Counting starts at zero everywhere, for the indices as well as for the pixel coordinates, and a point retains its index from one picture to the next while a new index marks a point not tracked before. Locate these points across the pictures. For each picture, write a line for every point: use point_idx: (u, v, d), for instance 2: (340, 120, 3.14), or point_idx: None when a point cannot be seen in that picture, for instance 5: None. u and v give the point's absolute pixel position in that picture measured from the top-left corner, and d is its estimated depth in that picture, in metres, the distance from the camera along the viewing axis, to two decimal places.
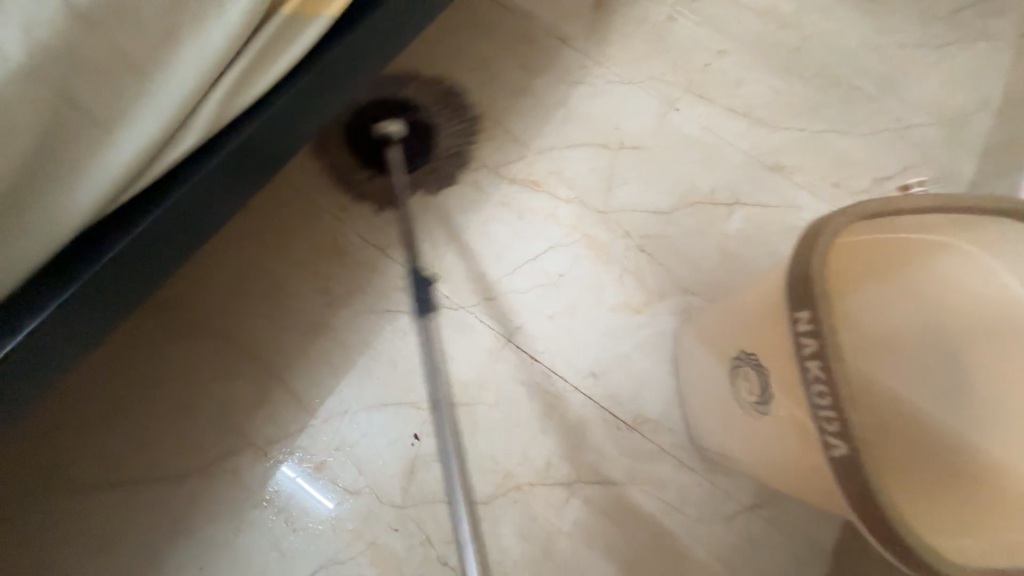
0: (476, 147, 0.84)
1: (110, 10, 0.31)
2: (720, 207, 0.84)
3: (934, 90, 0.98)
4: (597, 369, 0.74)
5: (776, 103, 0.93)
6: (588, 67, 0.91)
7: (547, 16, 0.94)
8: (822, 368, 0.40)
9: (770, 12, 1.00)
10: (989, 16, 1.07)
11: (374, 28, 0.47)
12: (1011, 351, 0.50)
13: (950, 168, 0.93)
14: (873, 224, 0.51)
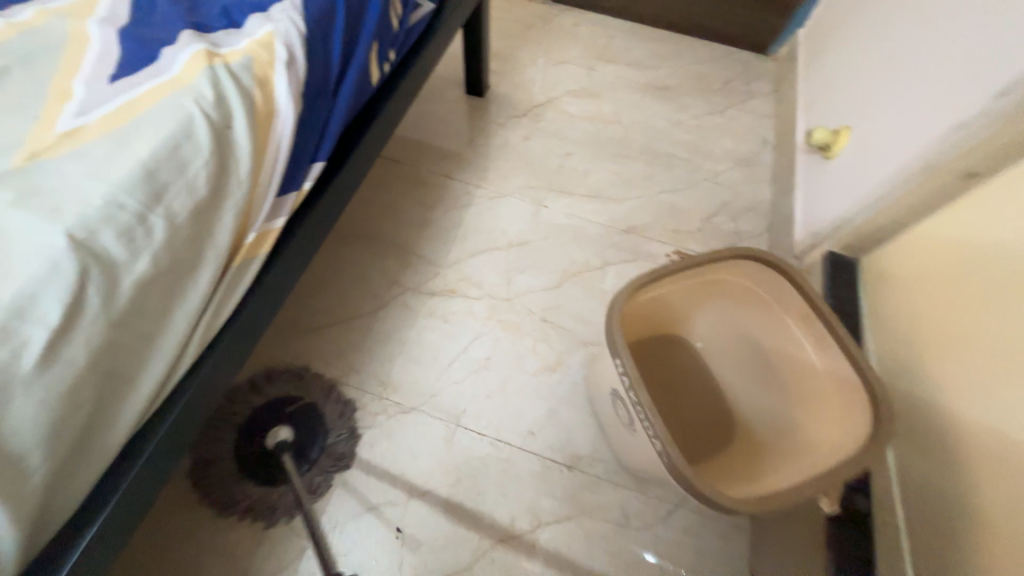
0: (398, 276, 1.05)
1: (133, 309, 0.46)
2: (596, 271, 1.09)
3: (727, 143, 1.33)
4: (534, 427, 0.91)
5: (617, 182, 1.23)
6: (472, 192, 1.18)
7: (432, 162, 1.22)
8: (634, 393, 0.62)
9: (595, 118, 1.34)
10: (751, 80, 1.47)
11: (298, 242, 0.68)
12: (782, 339, 0.74)
13: (756, 196, 1.23)
14: (657, 287, 0.76)
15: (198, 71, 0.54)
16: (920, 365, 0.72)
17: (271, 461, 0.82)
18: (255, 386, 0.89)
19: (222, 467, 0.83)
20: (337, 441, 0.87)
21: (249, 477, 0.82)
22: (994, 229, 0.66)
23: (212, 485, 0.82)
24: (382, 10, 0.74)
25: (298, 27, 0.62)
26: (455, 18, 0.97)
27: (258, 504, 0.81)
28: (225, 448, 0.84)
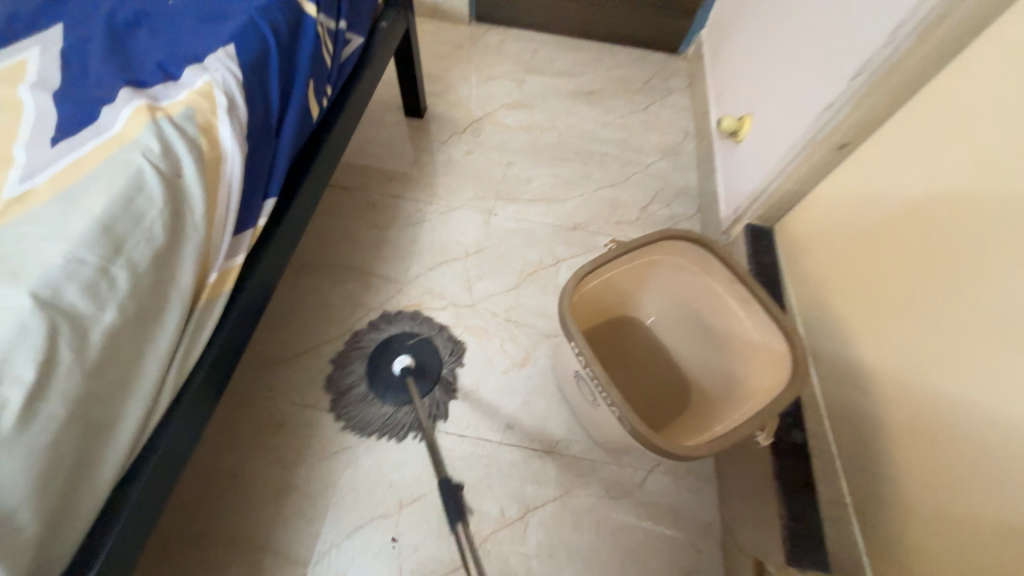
0: (363, 298, 1.08)
1: (106, 359, 0.48)
2: (550, 268, 1.16)
3: (653, 137, 1.45)
4: (511, 421, 0.96)
5: (559, 184, 1.32)
6: (423, 208, 1.23)
7: (381, 185, 1.26)
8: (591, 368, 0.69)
9: (531, 127, 1.43)
10: (666, 78, 1.61)
11: (259, 277, 0.71)
12: (714, 304, 0.84)
13: (684, 182, 1.35)
14: (600, 274, 0.84)
15: (141, 126, 0.56)
16: (832, 312, 0.83)
17: (398, 383, 0.94)
18: (376, 327, 1.03)
19: (352, 392, 0.96)
20: (451, 373, 1.00)
21: (376, 399, 0.94)
22: (871, 187, 0.79)
23: (345, 409, 0.94)
24: (315, 49, 0.78)
25: (234, 73, 0.65)
26: (385, 47, 1.02)
27: (383, 423, 0.93)
28: (354, 375, 0.97)
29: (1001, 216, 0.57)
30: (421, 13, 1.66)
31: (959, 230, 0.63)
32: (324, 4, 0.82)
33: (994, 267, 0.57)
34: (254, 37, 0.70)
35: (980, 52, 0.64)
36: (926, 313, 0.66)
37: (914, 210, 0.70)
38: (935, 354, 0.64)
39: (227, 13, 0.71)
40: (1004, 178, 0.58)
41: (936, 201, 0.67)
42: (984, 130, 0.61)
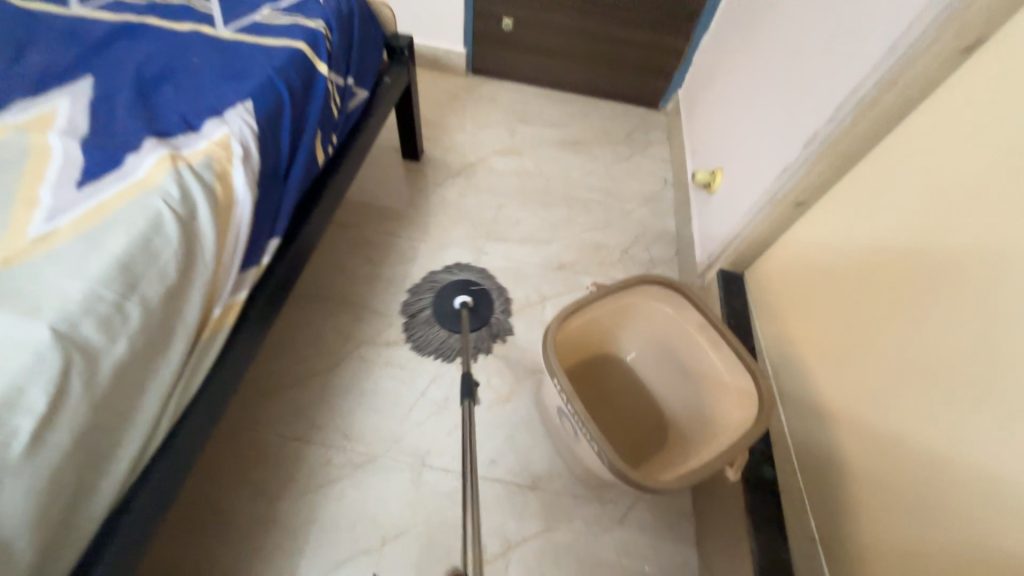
0: (354, 331, 1.11)
1: (113, 390, 0.51)
2: (536, 306, 1.22)
3: (634, 184, 1.55)
4: (495, 456, 0.98)
5: (546, 226, 1.39)
6: (417, 246, 1.29)
7: (377, 223, 1.32)
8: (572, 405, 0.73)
9: (521, 172, 1.53)
10: (646, 131, 1.74)
11: (259, 313, 0.75)
12: (687, 346, 0.89)
13: (663, 227, 1.45)
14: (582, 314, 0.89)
15: (163, 172, 0.61)
16: (796, 354, 0.89)
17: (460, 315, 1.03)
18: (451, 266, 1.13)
19: (416, 315, 1.06)
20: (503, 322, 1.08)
21: (433, 325, 1.04)
22: (824, 239, 0.87)
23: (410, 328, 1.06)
24: (323, 104, 0.86)
25: (250, 126, 0.71)
26: (387, 99, 1.11)
27: (438, 345, 1.03)
28: (419, 302, 1.06)
29: (935, 270, 0.64)
30: (421, 65, 1.79)
31: (901, 278, 0.69)
32: (335, 63, 0.91)
33: (931, 315, 0.64)
34: (269, 93, 0.76)
35: (908, 131, 0.72)
36: (879, 356, 0.71)
37: (861, 261, 0.77)
38: (887, 394, 0.69)
39: (247, 71, 0.78)
40: (938, 236, 0.65)
41: (879, 251, 0.74)
42: (917, 195, 0.69)
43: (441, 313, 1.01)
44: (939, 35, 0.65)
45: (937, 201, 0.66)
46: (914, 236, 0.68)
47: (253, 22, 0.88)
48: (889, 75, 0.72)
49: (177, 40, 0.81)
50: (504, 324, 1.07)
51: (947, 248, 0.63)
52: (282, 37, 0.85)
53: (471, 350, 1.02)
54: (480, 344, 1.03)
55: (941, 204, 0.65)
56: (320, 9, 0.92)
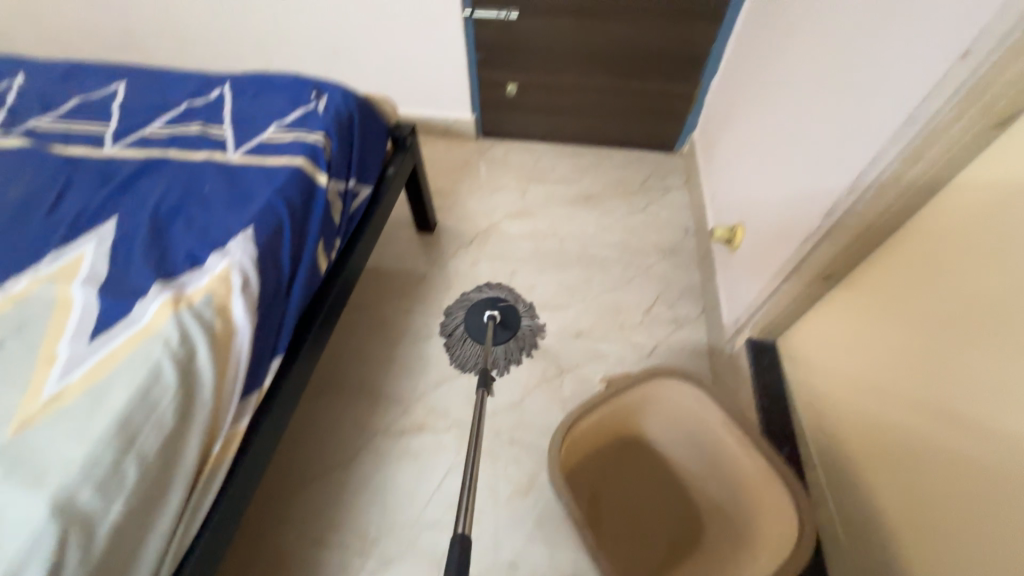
0: (369, 420, 1.11)
1: (109, 556, 0.52)
2: (554, 381, 1.17)
3: (652, 236, 1.49)
4: (515, 557, 0.93)
5: (561, 290, 1.36)
6: (431, 322, 1.29)
7: (392, 301, 1.34)
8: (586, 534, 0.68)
9: (533, 234, 1.51)
10: (662, 177, 1.68)
11: (264, 433, 0.75)
12: (718, 441, 0.80)
13: (686, 281, 1.37)
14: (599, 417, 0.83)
15: (165, 319, 0.64)
16: (843, 450, 0.80)
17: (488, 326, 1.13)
18: (480, 288, 1.29)
19: (452, 333, 1.20)
20: (530, 332, 1.20)
21: (466, 339, 1.16)
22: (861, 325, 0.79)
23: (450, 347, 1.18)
24: (323, 214, 0.89)
25: (249, 253, 0.74)
26: (392, 188, 1.14)
27: (473, 359, 1.13)
28: (455, 319, 1.21)
29: (1005, 369, 0.54)
30: (433, 134, 1.85)
31: (960, 376, 0.60)
32: (335, 170, 0.95)
33: (1008, 421, 0.53)
34: (271, 215, 0.80)
35: (951, 203, 0.63)
36: (950, 461, 0.61)
37: (914, 354, 0.68)
38: (969, 507, 0.58)
39: (251, 194, 0.83)
40: (991, 334, 0.57)
41: (935, 336, 0.64)
42: (961, 285, 0.61)
43: (473, 328, 1.13)
44: (962, 109, 0.56)
45: (991, 287, 0.57)
46: (978, 327, 0.58)
47: (260, 141, 0.94)
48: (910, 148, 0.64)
49: (192, 169, 0.88)
50: (530, 338, 1.18)
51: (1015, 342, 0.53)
52: (285, 154, 0.90)
53: (503, 362, 1.13)
54: (508, 354, 1.14)
55: (1005, 290, 0.55)
56: (320, 121, 0.97)
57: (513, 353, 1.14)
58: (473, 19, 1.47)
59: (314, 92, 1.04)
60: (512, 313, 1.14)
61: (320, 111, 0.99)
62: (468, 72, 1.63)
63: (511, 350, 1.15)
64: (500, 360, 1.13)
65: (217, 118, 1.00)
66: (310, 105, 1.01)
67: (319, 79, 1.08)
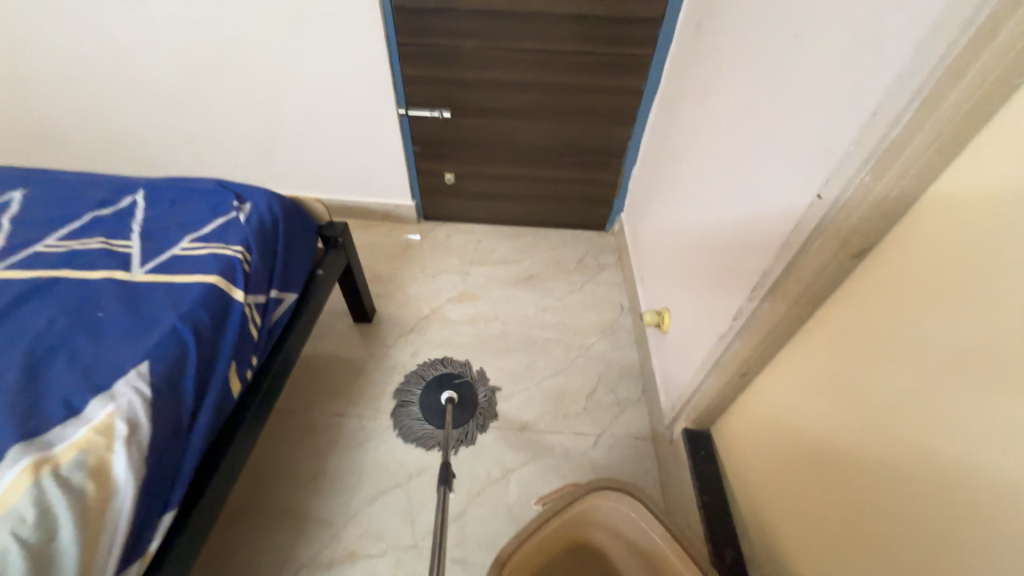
0: (293, 552, 1.01)
1: None
2: (498, 483, 1.12)
3: (591, 315, 1.54)
4: None
5: (504, 378, 1.34)
6: (366, 424, 1.21)
7: (324, 401, 1.26)
8: None
9: (474, 318, 1.51)
10: (598, 254, 1.77)
11: None
12: (650, 552, 0.79)
13: (626, 360, 1.40)
14: (541, 541, 0.79)
15: (21, 492, 0.55)
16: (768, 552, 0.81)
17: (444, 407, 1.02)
18: (437, 363, 1.26)
19: (406, 408, 1.19)
20: (487, 407, 1.23)
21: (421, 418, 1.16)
22: (769, 427, 0.82)
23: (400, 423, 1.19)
24: (238, 334, 0.83)
25: (142, 394, 0.67)
26: (321, 290, 1.10)
27: (424, 439, 1.16)
28: (410, 396, 1.20)
29: (884, 485, 0.58)
30: (374, 217, 1.86)
31: (849, 487, 0.63)
32: (254, 284, 0.91)
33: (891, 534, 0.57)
34: (171, 345, 0.74)
35: (825, 321, 0.68)
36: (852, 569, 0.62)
37: (809, 460, 0.71)
38: None
39: (152, 320, 0.77)
40: (866, 447, 0.60)
41: (850, 438, 0.63)
42: (842, 397, 0.65)
43: (428, 411, 1.01)
44: (822, 239, 0.61)
45: (893, 394, 0.56)
46: (858, 442, 0.62)
47: (171, 256, 0.89)
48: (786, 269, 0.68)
49: (83, 291, 0.81)
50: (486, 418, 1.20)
51: (910, 458, 0.54)
52: (196, 272, 0.85)
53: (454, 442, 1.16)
54: (463, 436, 1.16)
55: (876, 409, 0.59)
56: (240, 232, 0.94)
57: (467, 436, 1.17)
58: (408, 117, 1.54)
59: (235, 200, 1.01)
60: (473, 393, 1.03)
61: (242, 221, 0.96)
62: (406, 163, 1.68)
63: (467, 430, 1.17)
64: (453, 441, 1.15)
65: (125, 230, 0.94)
66: (230, 215, 0.97)
67: (242, 186, 1.06)
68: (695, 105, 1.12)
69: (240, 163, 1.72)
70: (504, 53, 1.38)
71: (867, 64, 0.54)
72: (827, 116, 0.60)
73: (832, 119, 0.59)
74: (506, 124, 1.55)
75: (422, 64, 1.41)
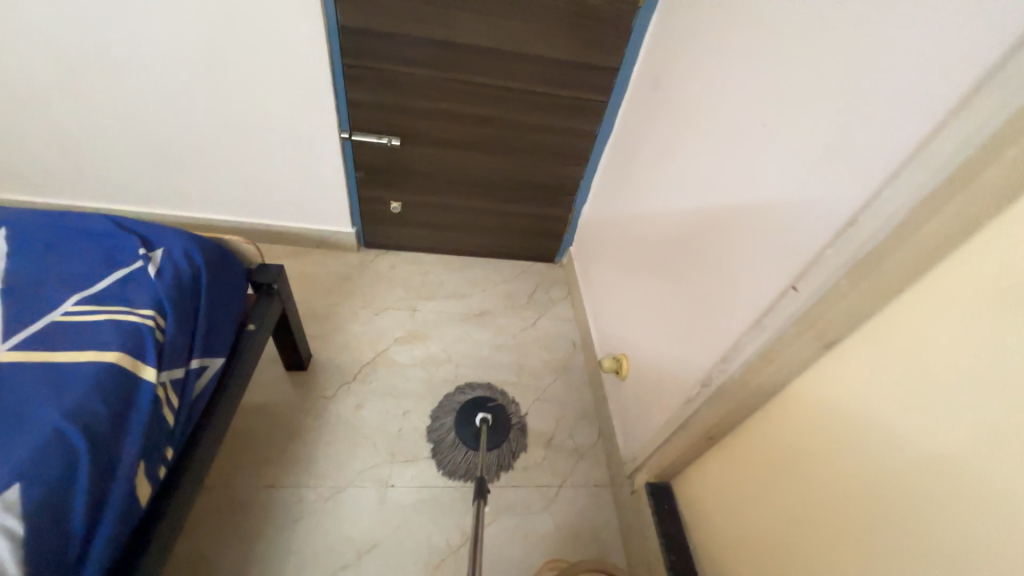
0: None
1: None
2: (456, 551, 1.06)
3: (545, 354, 1.52)
4: None
5: None
6: (304, 495, 1.09)
7: (253, 471, 1.11)
8: None
9: (425, 361, 1.41)
10: (549, 288, 1.77)
11: None
12: None
13: (581, 402, 1.40)
14: None
15: None
16: None
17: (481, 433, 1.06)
18: (464, 388, 1.24)
19: (442, 438, 1.16)
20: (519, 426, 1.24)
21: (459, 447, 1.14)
22: (731, 487, 0.85)
23: (437, 452, 1.16)
24: (147, 423, 0.67)
25: (14, 535, 0.52)
26: (254, 348, 0.95)
27: (463, 466, 1.14)
28: (444, 426, 1.17)
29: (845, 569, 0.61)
30: (307, 244, 1.68)
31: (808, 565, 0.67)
32: (170, 354, 0.74)
33: None
34: (56, 457, 0.58)
35: (789, 399, 0.71)
36: None
37: (770, 530, 0.75)
38: None
39: (25, 419, 0.60)
40: (829, 529, 0.64)
41: (806, 519, 0.68)
42: (805, 476, 0.68)
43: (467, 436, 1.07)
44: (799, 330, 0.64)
45: (859, 479, 0.59)
46: (822, 523, 0.65)
47: (49, 323, 0.70)
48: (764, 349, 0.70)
49: None
50: (520, 439, 1.22)
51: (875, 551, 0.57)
52: (90, 345, 0.68)
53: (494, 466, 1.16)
54: (500, 460, 1.17)
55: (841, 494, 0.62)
56: (150, 290, 0.77)
57: (504, 457, 1.18)
58: (351, 142, 1.41)
59: (140, 246, 0.82)
60: (505, 415, 1.08)
61: (151, 275, 0.79)
62: (347, 189, 1.54)
63: (502, 453, 1.18)
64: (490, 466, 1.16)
65: None
66: (136, 265, 0.80)
67: (148, 227, 0.87)
68: (652, 161, 1.16)
69: (141, 178, 1.46)
70: (461, 86, 1.31)
71: (847, 176, 0.58)
72: (805, 213, 0.64)
73: (811, 219, 0.63)
74: (460, 156, 1.48)
75: (370, 89, 1.30)
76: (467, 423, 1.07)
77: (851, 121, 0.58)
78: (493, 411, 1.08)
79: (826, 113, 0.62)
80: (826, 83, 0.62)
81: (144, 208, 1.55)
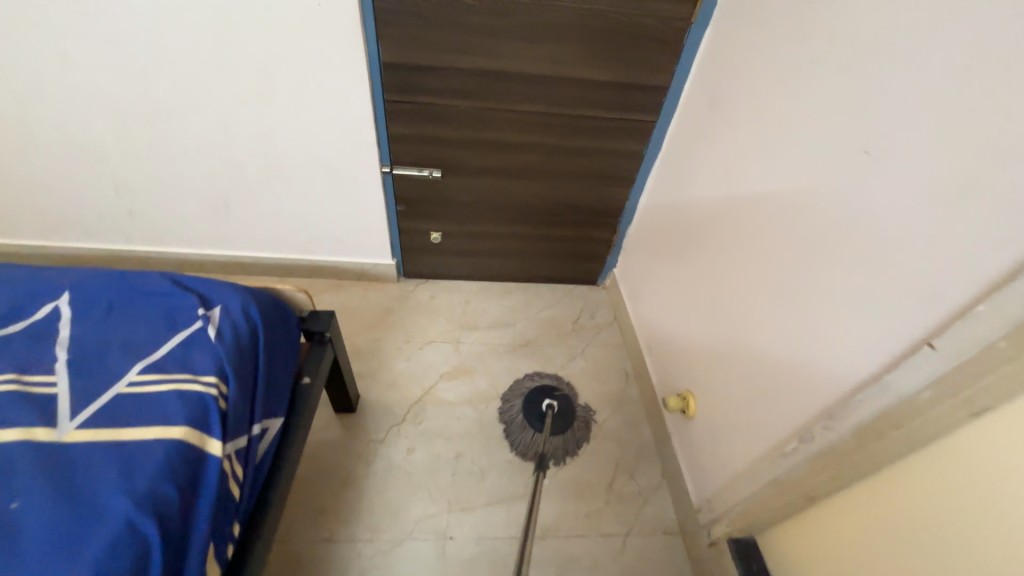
0: None
1: None
2: None
3: (596, 386, 1.44)
4: None
5: (514, 472, 1.21)
6: (362, 550, 1.05)
7: (311, 524, 1.08)
8: None
9: (474, 398, 1.36)
10: (593, 313, 1.69)
11: None
12: None
13: (639, 439, 1.32)
14: None
15: None
16: None
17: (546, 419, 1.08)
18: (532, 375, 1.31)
19: (512, 419, 1.25)
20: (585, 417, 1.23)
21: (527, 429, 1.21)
22: (837, 558, 0.75)
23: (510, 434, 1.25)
24: (216, 501, 0.64)
25: None
26: (311, 402, 0.92)
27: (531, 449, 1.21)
28: (513, 408, 1.26)
29: None
30: (348, 277, 1.67)
31: None
32: (234, 420, 0.72)
33: None
34: (127, 550, 0.55)
35: (921, 469, 0.61)
36: None
37: None
38: None
39: (96, 508, 0.57)
40: None
41: None
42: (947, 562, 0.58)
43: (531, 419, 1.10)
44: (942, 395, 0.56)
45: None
46: None
47: (116, 396, 0.68)
48: (888, 412, 0.62)
49: None
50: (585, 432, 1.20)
51: None
52: (156, 419, 0.66)
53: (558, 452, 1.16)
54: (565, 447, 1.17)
55: None
56: (211, 354, 0.75)
57: (570, 445, 1.17)
58: (392, 176, 1.39)
59: (199, 306, 0.81)
60: (570, 405, 1.11)
61: (212, 337, 0.77)
62: (387, 223, 1.52)
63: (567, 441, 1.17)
64: (558, 452, 1.17)
65: (43, 356, 0.72)
66: (195, 325, 0.78)
67: (205, 283, 0.86)
68: (711, 184, 1.08)
69: (189, 222, 1.48)
70: (503, 115, 1.28)
71: (1013, 220, 0.50)
72: (945, 258, 0.57)
73: (951, 267, 0.56)
74: (502, 184, 1.44)
75: (412, 123, 1.28)
76: (533, 409, 1.13)
77: (1010, 154, 0.50)
78: (559, 400, 1.11)
79: (969, 141, 0.54)
80: (970, 108, 0.54)
81: (190, 249, 1.57)
